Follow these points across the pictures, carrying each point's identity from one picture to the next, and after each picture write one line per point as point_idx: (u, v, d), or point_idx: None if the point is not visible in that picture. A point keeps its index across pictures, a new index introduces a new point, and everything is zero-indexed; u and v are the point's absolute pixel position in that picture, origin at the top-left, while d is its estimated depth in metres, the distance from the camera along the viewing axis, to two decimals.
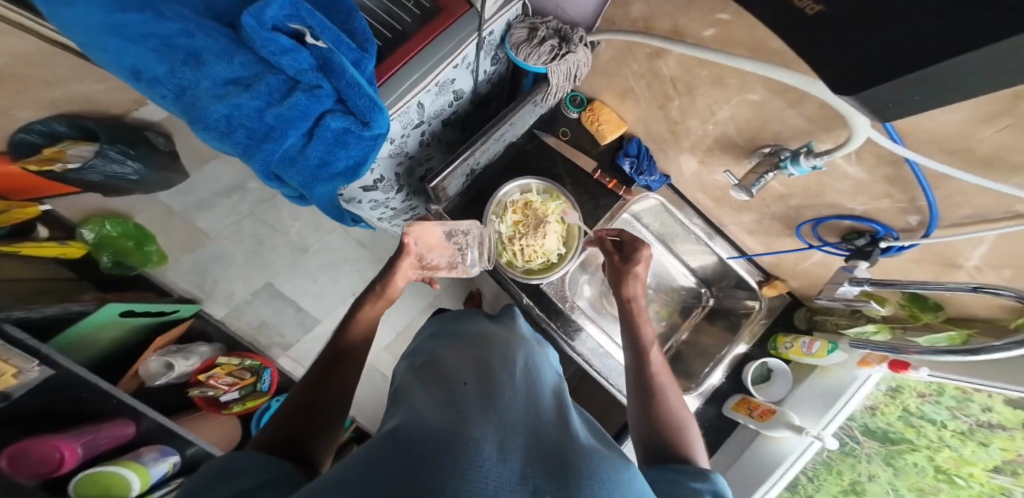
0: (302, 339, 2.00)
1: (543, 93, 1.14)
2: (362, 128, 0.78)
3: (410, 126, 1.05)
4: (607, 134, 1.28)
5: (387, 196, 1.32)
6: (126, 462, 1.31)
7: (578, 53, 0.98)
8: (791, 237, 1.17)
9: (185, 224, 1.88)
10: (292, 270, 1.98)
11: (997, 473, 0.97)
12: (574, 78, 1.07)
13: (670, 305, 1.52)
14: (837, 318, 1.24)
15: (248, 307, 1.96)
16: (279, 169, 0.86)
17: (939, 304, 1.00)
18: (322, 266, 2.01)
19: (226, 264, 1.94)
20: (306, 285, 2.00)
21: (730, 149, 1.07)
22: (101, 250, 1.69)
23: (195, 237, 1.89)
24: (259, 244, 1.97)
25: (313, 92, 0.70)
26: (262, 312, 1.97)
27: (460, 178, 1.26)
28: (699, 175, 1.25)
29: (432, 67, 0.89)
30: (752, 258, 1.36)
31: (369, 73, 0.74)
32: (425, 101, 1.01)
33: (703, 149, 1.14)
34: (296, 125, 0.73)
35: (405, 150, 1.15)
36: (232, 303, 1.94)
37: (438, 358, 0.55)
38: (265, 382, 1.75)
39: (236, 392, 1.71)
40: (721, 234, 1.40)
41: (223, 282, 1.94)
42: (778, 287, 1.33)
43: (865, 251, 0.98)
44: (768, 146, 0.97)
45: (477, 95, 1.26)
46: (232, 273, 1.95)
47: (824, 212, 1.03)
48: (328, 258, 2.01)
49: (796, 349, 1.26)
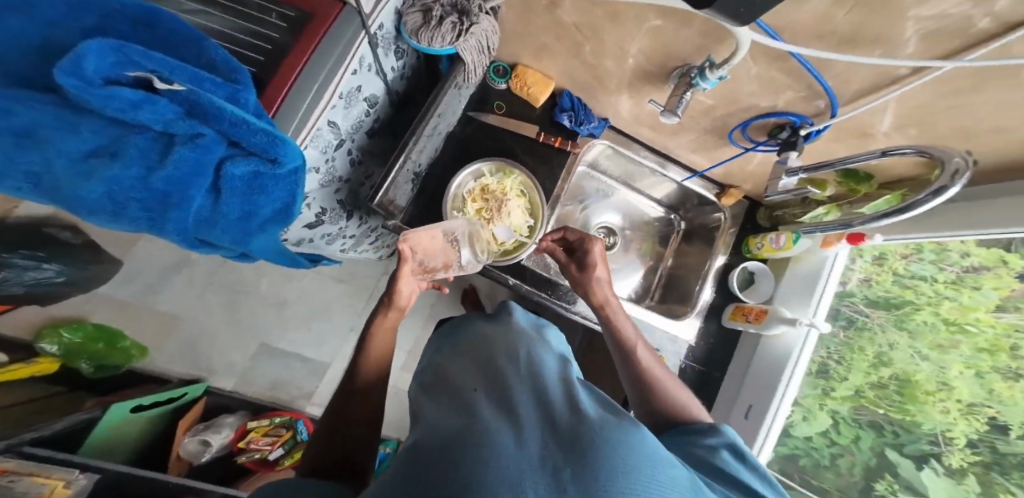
0: (321, 385, 2.02)
1: (461, 73, 1.10)
2: (279, 169, 0.69)
3: (330, 149, 1.03)
4: (537, 96, 1.29)
5: (339, 221, 1.32)
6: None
7: (482, 23, 0.96)
8: (727, 145, 1.21)
9: (153, 311, 1.88)
10: (276, 318, 1.99)
11: (1000, 313, 1.04)
12: (487, 49, 1.05)
13: (647, 239, 1.58)
14: (794, 209, 1.29)
15: (253, 371, 1.98)
16: (213, 233, 0.81)
17: (867, 175, 1.07)
18: (310, 311, 2.03)
19: (213, 336, 1.94)
20: (303, 336, 2.02)
21: (647, 79, 1.07)
22: (77, 358, 1.67)
23: (172, 323, 1.90)
24: (236, 305, 1.97)
25: (195, 142, 0.58)
26: (270, 371, 1.99)
27: (410, 187, 1.24)
28: (634, 112, 1.26)
29: (334, 74, 0.81)
30: (703, 175, 1.42)
31: (255, 103, 0.61)
32: (336, 118, 0.96)
33: (626, 86, 1.14)
34: (195, 184, 0.62)
35: (336, 174, 1.14)
36: (236, 371, 1.96)
37: (446, 373, 0.57)
38: (302, 432, 1.78)
39: (281, 449, 1.74)
40: (672, 160, 1.44)
41: (217, 355, 1.94)
42: (733, 194, 1.41)
43: (792, 143, 0.99)
44: (679, 68, 0.97)
45: (394, 95, 1.22)
46: (223, 345, 1.95)
47: (746, 116, 1.06)
48: (312, 304, 2.03)
49: (767, 246, 1.32)
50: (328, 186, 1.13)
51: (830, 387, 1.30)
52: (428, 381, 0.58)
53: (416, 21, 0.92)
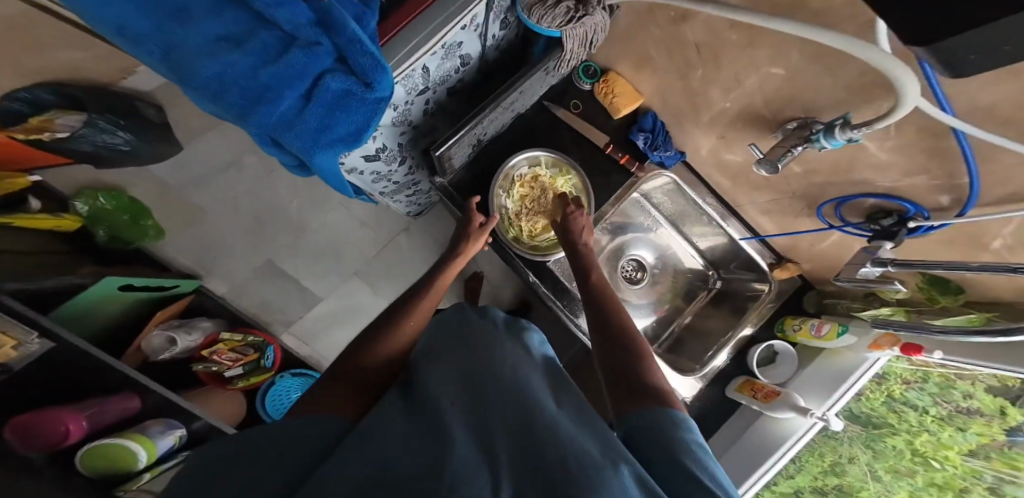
0: (310, 316, 0.96)
1: (555, 60, 0.55)
2: (370, 96, 0.37)
3: (415, 89, 0.49)
4: (618, 110, 0.67)
5: (391, 168, 0.62)
6: (135, 435, 0.60)
7: (596, 18, 0.48)
8: (812, 217, 0.59)
9: (184, 204, 0.90)
10: (297, 248, 0.95)
11: (971, 456, 0.56)
12: (591, 42, 0.53)
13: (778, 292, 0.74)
14: (848, 301, 0.66)
15: (254, 287, 0.94)
16: (281, 135, 0.39)
17: (957, 283, 0.51)
18: (331, 258, 0.96)
19: (230, 246, 0.92)
20: (289, 283, 0.95)
21: (754, 123, 0.53)
22: (95, 224, 0.79)
23: (191, 217, 0.90)
24: (256, 226, 0.93)
25: (312, 51, 0.31)
26: (272, 293, 0.94)
27: (392, 163, 0.61)
28: (717, 155, 0.64)
29: (441, 27, 0.42)
30: (763, 239, 0.71)
31: (375, 27, 0.35)
32: (429, 65, 0.47)
33: (735, 110, 0.54)
34: (293, 88, 0.33)
35: (419, 113, 0.56)
36: (235, 284, 0.92)
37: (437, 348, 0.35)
38: (272, 358, 0.84)
39: (239, 369, 0.81)
40: (736, 216, 0.73)
41: (229, 266, 0.92)
42: (792, 270, 0.70)
43: (886, 231, 0.49)
44: (798, 119, 0.47)
45: (483, 76, 0.63)
46: (236, 257, 0.92)
47: (862, 191, 0.49)
48: (330, 250, 0.96)
49: (801, 335, 0.68)
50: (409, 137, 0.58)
51: (774, 482, 0.68)
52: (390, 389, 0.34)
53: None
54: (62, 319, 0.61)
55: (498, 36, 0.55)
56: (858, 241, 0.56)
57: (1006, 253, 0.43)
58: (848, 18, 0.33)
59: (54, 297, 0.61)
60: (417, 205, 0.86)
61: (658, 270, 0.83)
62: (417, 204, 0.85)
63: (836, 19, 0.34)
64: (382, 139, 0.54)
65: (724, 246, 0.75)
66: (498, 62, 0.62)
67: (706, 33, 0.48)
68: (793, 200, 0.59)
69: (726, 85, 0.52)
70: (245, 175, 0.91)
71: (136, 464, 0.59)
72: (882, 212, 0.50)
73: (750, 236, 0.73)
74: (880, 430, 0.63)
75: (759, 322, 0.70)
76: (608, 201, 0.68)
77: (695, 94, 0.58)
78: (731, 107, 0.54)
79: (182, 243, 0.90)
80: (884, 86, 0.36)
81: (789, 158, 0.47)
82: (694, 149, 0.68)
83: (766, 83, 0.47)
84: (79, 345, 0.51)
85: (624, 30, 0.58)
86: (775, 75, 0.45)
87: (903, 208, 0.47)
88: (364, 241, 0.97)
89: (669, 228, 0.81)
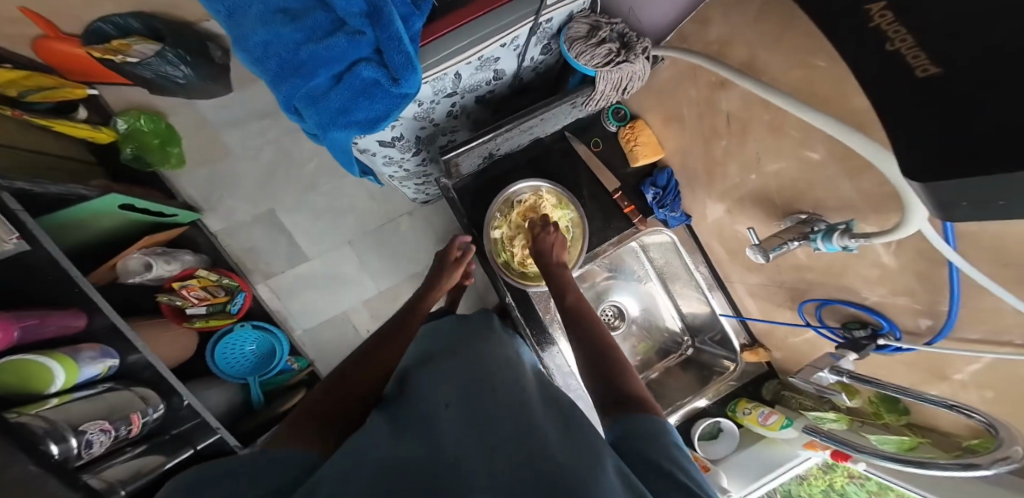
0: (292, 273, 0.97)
1: (586, 98, 0.55)
2: (395, 90, 0.37)
3: (443, 92, 0.50)
4: (637, 159, 0.67)
5: (404, 156, 0.62)
6: (51, 353, 0.56)
7: (635, 66, 0.51)
8: (792, 311, 0.59)
9: (213, 139, 0.88)
10: (301, 206, 0.94)
11: None
12: (625, 90, 0.55)
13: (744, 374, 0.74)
14: (802, 397, 0.66)
15: (245, 232, 0.93)
16: (304, 109, 0.38)
17: (903, 404, 0.52)
18: (327, 225, 0.96)
19: (230, 189, 0.91)
20: (281, 237, 0.95)
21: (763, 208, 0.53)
22: (124, 141, 0.81)
23: (214, 153, 0.89)
24: (271, 175, 0.91)
25: (354, 39, 0.32)
26: (261, 242, 0.95)
27: (405, 153, 0.61)
28: (719, 226, 0.65)
29: (484, 40, 0.43)
30: (746, 322, 0.70)
31: (420, 27, 0.37)
32: (464, 72, 0.49)
33: (746, 188, 0.55)
34: (328, 65, 0.34)
35: (444, 113, 0.57)
36: (228, 224, 0.92)
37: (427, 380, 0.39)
38: (239, 305, 0.86)
39: (204, 309, 0.82)
40: (722, 290, 0.73)
41: (226, 207, 0.92)
42: (761, 355, 0.69)
43: (855, 342, 0.48)
44: (808, 213, 0.48)
45: (516, 92, 0.64)
46: (235, 200, 0.92)
47: (845, 300, 0.50)
48: (328, 217, 0.96)
49: (748, 419, 0.68)
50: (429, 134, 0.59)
51: None
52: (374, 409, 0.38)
53: (578, 29, 0.50)
54: (51, 226, 0.62)
55: (538, 59, 0.57)
56: (827, 344, 0.56)
57: (961, 388, 0.43)
58: (883, 125, 0.33)
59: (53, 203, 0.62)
60: (423, 194, 0.86)
61: (637, 325, 0.81)
62: (423, 193, 0.85)
63: (871, 126, 0.34)
64: (400, 129, 0.53)
65: (703, 316, 0.74)
66: (534, 82, 0.63)
67: (740, 105, 0.49)
68: (779, 290, 0.60)
69: (745, 162, 0.53)
70: (280, 127, 0.88)
71: (50, 386, 0.55)
72: (856, 324, 0.50)
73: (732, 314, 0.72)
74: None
75: (714, 397, 0.72)
76: (607, 244, 0.68)
77: (715, 164, 0.59)
78: (742, 184, 0.55)
79: (197, 176, 0.89)
80: (895, 200, 0.37)
81: (784, 250, 0.46)
82: (700, 216, 0.68)
83: (784, 170, 0.48)
84: (50, 253, 0.52)
85: (667, 84, 0.59)
86: (795, 155, 0.45)
87: (878, 323, 0.47)
88: (366, 216, 0.97)
89: (658, 284, 0.78)
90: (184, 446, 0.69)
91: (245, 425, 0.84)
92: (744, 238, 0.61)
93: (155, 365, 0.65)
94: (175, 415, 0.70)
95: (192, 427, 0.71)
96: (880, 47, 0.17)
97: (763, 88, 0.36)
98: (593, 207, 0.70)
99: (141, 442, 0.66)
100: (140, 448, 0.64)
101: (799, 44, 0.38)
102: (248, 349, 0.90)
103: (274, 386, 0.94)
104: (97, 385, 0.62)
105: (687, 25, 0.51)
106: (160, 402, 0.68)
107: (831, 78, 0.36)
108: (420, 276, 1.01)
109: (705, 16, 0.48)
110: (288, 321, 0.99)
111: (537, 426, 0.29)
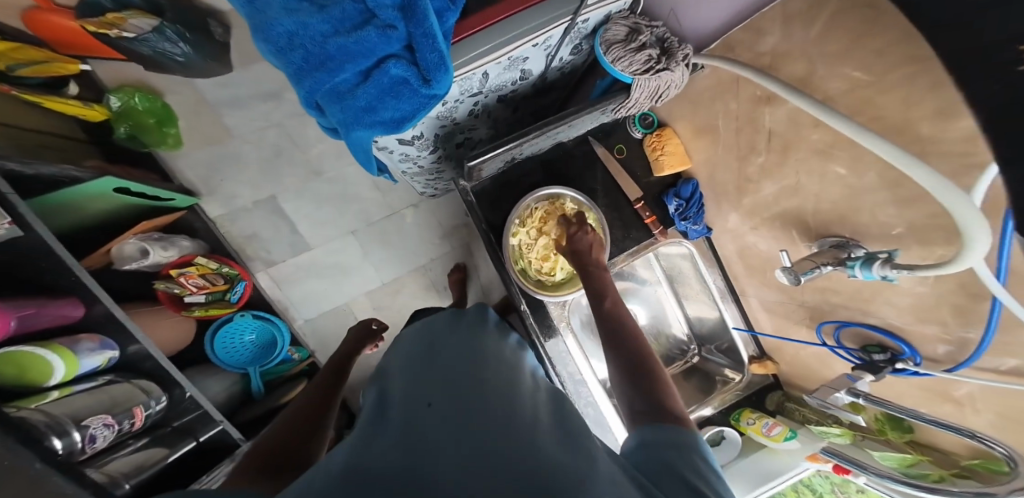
0: (295, 262, 0.96)
1: (615, 104, 0.55)
2: (423, 89, 0.35)
3: (467, 92, 0.49)
4: (662, 169, 0.66)
5: (420, 154, 0.60)
6: (48, 344, 0.56)
7: (675, 75, 0.49)
8: (808, 329, 0.60)
9: (214, 122, 0.84)
10: (304, 192, 0.91)
11: None
12: (659, 96, 0.54)
13: (749, 384, 0.75)
14: (806, 410, 0.68)
15: (247, 220, 0.91)
16: (326, 104, 0.37)
17: (908, 423, 0.53)
18: (335, 215, 0.94)
19: (233, 174, 0.88)
20: (286, 227, 0.93)
21: (796, 225, 0.53)
22: (119, 119, 0.79)
23: (214, 135, 0.85)
24: (274, 159, 0.88)
25: (385, 34, 0.30)
26: (265, 231, 0.93)
27: (423, 151, 0.59)
28: (740, 240, 0.65)
29: (516, 40, 0.41)
30: (755, 334, 0.71)
31: (453, 23, 0.35)
32: (491, 73, 0.47)
33: (778, 204, 0.54)
34: (356, 63, 0.32)
35: (465, 113, 0.55)
36: (231, 212, 0.90)
37: (428, 371, 0.38)
38: (239, 294, 0.87)
39: (203, 297, 0.83)
40: (736, 302, 0.73)
41: (231, 193, 0.89)
42: (769, 368, 0.71)
43: (872, 364, 0.50)
44: (841, 238, 0.48)
45: (539, 92, 0.62)
46: (240, 188, 0.89)
47: (866, 323, 0.50)
48: (336, 208, 0.94)
49: (750, 429, 0.70)
50: (448, 131, 0.57)
51: None
52: (377, 397, 0.37)
53: (616, 32, 0.48)
54: (45, 207, 0.60)
55: (566, 60, 0.56)
56: (840, 363, 0.57)
57: (970, 412, 0.44)
58: (954, 154, 0.31)
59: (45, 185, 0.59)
60: (431, 189, 0.83)
61: (646, 332, 0.81)
62: (432, 189, 0.83)
63: (933, 157, 0.33)
64: (421, 128, 0.52)
65: (712, 323, 0.76)
66: (558, 82, 0.62)
67: (785, 122, 0.48)
68: (797, 308, 0.60)
69: (781, 179, 0.52)
70: (286, 110, 0.85)
71: (49, 378, 0.55)
72: (876, 348, 0.50)
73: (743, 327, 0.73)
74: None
75: (719, 406, 0.74)
76: (626, 254, 0.68)
77: (746, 181, 0.58)
78: (775, 202, 0.55)
79: (196, 158, 0.86)
80: (948, 234, 0.35)
81: (816, 274, 0.46)
82: (721, 228, 0.68)
83: (824, 192, 0.47)
84: (44, 238, 0.51)
85: (704, 94, 0.58)
86: (838, 177, 0.44)
87: (900, 348, 0.48)
88: (371, 205, 0.95)
89: (667, 290, 0.79)
90: (185, 438, 0.75)
91: (243, 415, 0.90)
92: (766, 254, 0.61)
93: (155, 356, 0.67)
94: (178, 408, 0.75)
95: (194, 419, 0.77)
96: None
97: (820, 106, 0.34)
98: (612, 216, 0.68)
99: (142, 435, 0.70)
100: (142, 441, 0.69)
101: (866, 66, 0.36)
102: (247, 339, 0.93)
103: (274, 376, 0.98)
104: (95, 379, 0.62)
105: (737, 34, 0.49)
106: (162, 394, 0.71)
107: (898, 103, 0.35)
108: (424, 269, 1.03)
109: (760, 26, 0.46)
110: (288, 310, 1.00)
111: (549, 426, 0.29)
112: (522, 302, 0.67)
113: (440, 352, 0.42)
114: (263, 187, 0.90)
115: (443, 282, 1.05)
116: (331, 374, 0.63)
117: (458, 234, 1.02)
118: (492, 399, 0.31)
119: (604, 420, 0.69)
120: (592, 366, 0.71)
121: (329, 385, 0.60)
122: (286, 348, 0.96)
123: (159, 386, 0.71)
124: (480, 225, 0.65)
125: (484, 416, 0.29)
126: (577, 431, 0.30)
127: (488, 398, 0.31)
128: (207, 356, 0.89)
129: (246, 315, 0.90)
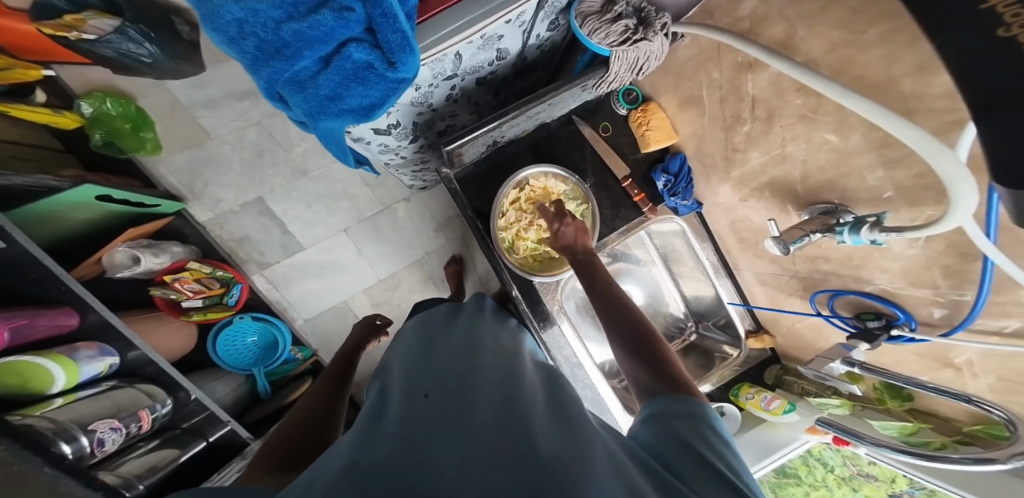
0: (285, 265, 0.97)
1: (594, 81, 0.54)
2: (391, 74, 0.35)
3: (439, 75, 0.47)
4: (648, 144, 0.65)
5: (401, 144, 0.60)
6: (48, 352, 0.57)
7: (653, 45, 0.48)
8: (802, 301, 0.59)
9: (190, 123, 0.82)
10: (291, 192, 0.91)
11: None
12: (638, 68, 0.53)
13: (749, 359, 0.75)
14: (804, 382, 0.68)
15: (239, 223, 0.91)
16: (288, 94, 0.37)
17: (907, 391, 0.53)
18: (323, 213, 0.94)
19: (216, 178, 0.87)
20: (276, 228, 0.93)
21: (787, 197, 0.52)
22: (93, 126, 0.76)
23: (192, 138, 0.84)
24: (256, 159, 0.87)
25: (342, 17, 0.29)
26: (257, 233, 0.93)
27: (404, 138, 0.59)
28: (732, 214, 0.64)
29: (483, 18, 0.40)
30: (750, 308, 0.71)
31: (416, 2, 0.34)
32: (465, 52, 0.46)
33: (768, 174, 0.53)
34: (314, 48, 0.31)
35: (442, 98, 0.54)
36: (221, 215, 0.90)
37: (426, 362, 0.38)
38: (236, 297, 0.88)
39: (200, 302, 0.83)
40: (731, 277, 0.73)
41: (217, 197, 0.88)
42: (766, 342, 0.71)
43: (867, 332, 0.49)
44: (829, 205, 0.47)
45: (518, 74, 0.61)
46: (226, 192, 0.88)
47: (856, 292, 0.50)
48: (326, 204, 0.93)
49: (751, 404, 0.70)
50: (426, 116, 0.56)
51: None
52: (377, 391, 0.37)
53: (591, 4, 0.47)
54: (25, 218, 0.61)
55: (543, 36, 0.54)
56: (835, 332, 0.57)
57: (969, 375, 0.44)
58: (936, 110, 0.31)
59: (19, 194, 0.59)
60: (419, 182, 0.83)
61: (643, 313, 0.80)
62: (420, 181, 0.82)
63: (921, 113, 0.33)
64: (397, 116, 0.52)
65: (708, 300, 0.75)
66: (538, 60, 0.61)
67: (768, 88, 0.47)
68: (791, 280, 0.60)
69: (767, 148, 0.51)
70: (263, 108, 0.83)
71: (52, 386, 0.56)
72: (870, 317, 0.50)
73: (738, 302, 0.73)
74: (788, 479, 0.68)
75: (718, 383, 0.74)
76: (619, 234, 0.67)
77: (734, 151, 0.57)
78: (763, 171, 0.54)
79: (175, 162, 0.85)
80: (937, 194, 0.35)
81: (805, 242, 0.47)
82: (711, 202, 0.67)
83: (811, 157, 0.46)
84: (28, 249, 0.51)
85: (690, 66, 0.56)
86: (824, 142, 0.43)
87: (894, 314, 0.47)
88: (361, 201, 0.94)
89: (663, 270, 0.78)
90: (196, 438, 0.77)
91: (253, 415, 0.92)
92: (757, 227, 0.61)
93: (156, 360, 0.68)
94: (185, 410, 0.76)
95: (203, 420, 0.79)
96: (984, 34, 0.14)
97: (803, 68, 0.32)
98: (602, 196, 0.67)
99: (153, 437, 0.72)
100: (153, 443, 0.70)
101: (843, 25, 0.35)
102: (248, 341, 0.94)
103: (278, 376, 1.00)
104: (99, 384, 0.63)
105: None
106: (168, 398, 0.72)
107: (879, 59, 0.34)
108: (419, 262, 1.03)
109: None
110: (288, 311, 1.01)
111: (545, 413, 0.28)
112: (517, 285, 0.66)
113: (438, 345, 0.42)
114: (251, 188, 0.89)
115: (440, 275, 1.05)
116: (338, 372, 0.63)
117: (451, 225, 1.02)
118: (489, 391, 0.31)
119: (603, 401, 0.69)
120: (587, 348, 0.71)
121: (336, 380, 0.60)
122: (289, 347, 0.97)
123: (162, 391, 0.72)
124: (468, 213, 0.65)
125: (482, 409, 0.28)
126: (573, 416, 0.29)
127: (484, 390, 0.31)
128: (213, 359, 0.91)
129: (245, 316, 0.91)
